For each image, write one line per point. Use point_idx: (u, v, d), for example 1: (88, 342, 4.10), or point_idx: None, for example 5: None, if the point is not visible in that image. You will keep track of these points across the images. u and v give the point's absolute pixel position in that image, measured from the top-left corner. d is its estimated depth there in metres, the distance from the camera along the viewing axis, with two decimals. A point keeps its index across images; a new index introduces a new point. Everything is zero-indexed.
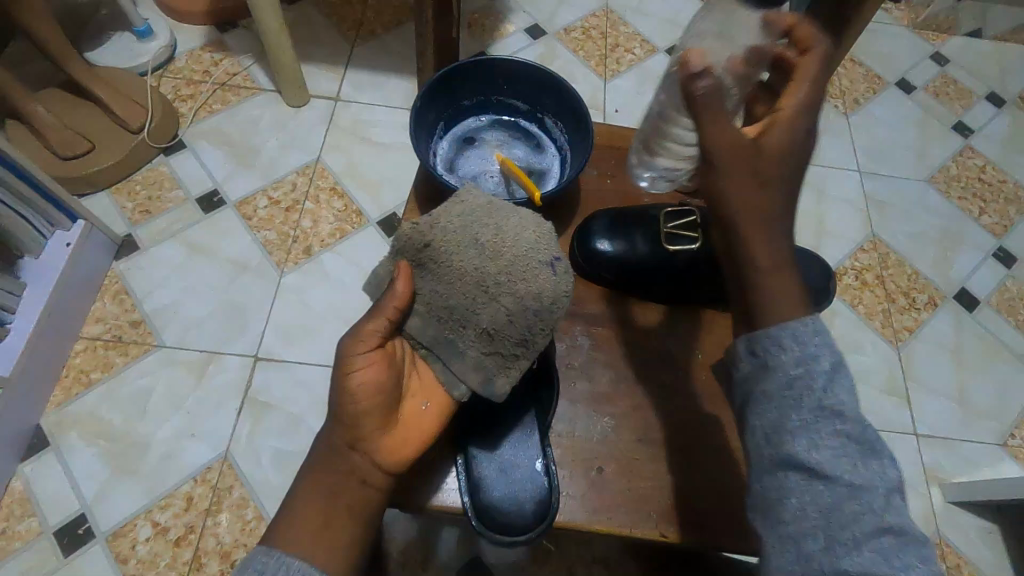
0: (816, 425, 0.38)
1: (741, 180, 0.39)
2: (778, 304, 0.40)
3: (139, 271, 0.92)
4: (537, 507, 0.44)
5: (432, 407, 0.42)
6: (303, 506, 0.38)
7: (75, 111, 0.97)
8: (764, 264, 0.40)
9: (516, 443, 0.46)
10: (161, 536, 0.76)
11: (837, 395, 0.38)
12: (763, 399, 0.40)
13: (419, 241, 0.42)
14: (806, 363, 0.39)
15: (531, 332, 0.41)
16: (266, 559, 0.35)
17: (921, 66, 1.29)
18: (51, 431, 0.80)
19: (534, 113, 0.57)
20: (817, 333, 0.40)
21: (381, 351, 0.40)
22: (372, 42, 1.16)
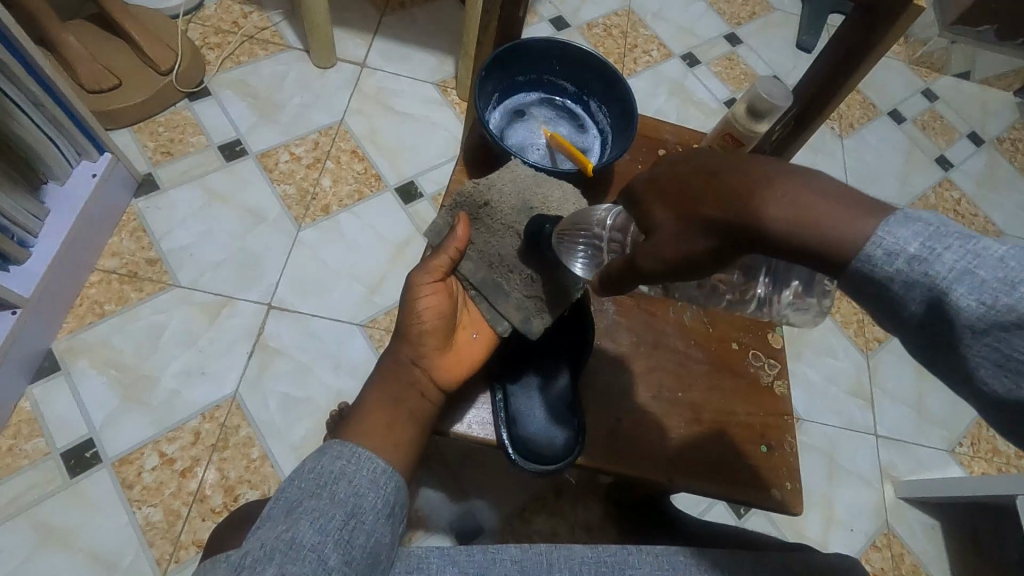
0: (1009, 343, 0.27)
1: (681, 243, 0.34)
2: (853, 238, 0.30)
3: (158, 211, 0.93)
4: (566, 437, 0.50)
5: (479, 338, 0.50)
6: (371, 409, 0.46)
7: (104, 46, 0.98)
8: (801, 229, 0.31)
9: (545, 383, 0.52)
10: (167, 466, 0.79)
11: (1001, 298, 0.27)
12: (931, 353, 0.30)
13: (477, 197, 0.50)
14: (933, 286, 0.28)
15: (570, 281, 0.49)
16: (341, 449, 0.42)
17: (912, 100, 1.37)
18: (63, 356, 0.82)
19: (580, 96, 0.62)
20: (909, 233, 0.29)
21: (443, 284, 0.48)
22: (401, 14, 1.18)
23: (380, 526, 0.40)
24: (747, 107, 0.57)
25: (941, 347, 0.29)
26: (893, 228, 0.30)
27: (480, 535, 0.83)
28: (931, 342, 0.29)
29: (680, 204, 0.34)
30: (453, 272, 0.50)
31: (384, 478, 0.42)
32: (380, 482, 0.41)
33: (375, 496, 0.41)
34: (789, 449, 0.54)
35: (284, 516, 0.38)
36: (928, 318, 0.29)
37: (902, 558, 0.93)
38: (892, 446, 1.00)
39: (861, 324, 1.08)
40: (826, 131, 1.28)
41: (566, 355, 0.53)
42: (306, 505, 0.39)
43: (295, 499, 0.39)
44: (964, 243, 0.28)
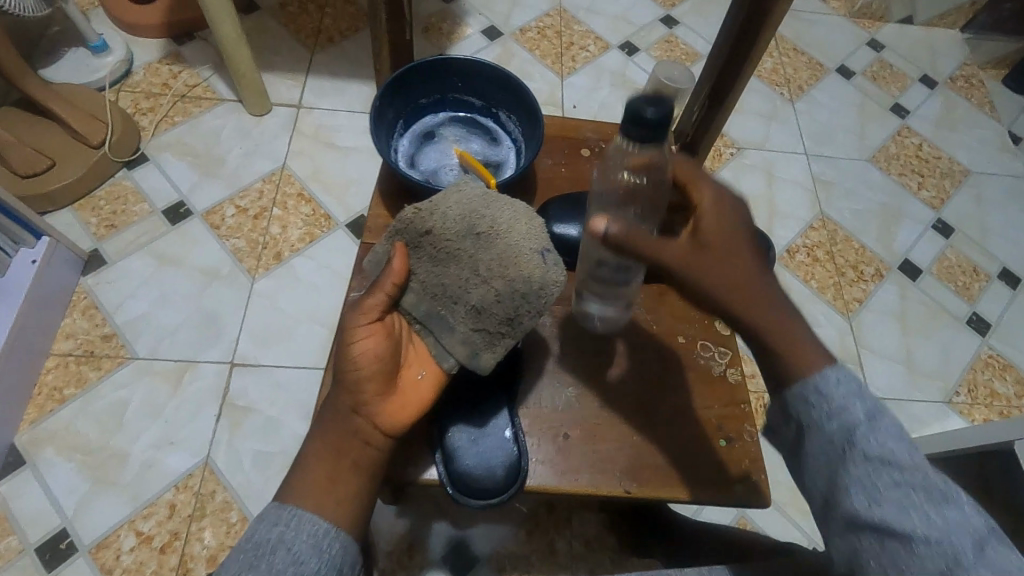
0: (873, 481, 0.36)
1: (710, 273, 0.40)
2: (808, 364, 0.39)
3: (108, 285, 0.92)
4: (508, 472, 0.48)
5: (427, 377, 0.46)
6: (312, 465, 0.43)
7: (34, 129, 0.97)
8: (784, 335, 0.40)
9: (486, 413, 0.50)
10: (146, 544, 0.77)
11: (891, 446, 0.37)
12: (816, 459, 0.39)
13: (417, 223, 0.46)
14: (844, 420, 0.38)
15: (518, 310, 0.45)
16: (280, 513, 0.41)
17: (859, 53, 1.36)
18: (26, 449, 0.80)
19: (489, 109, 0.61)
20: (851, 392, 0.39)
21: (380, 324, 0.44)
22: (331, 49, 1.17)
23: None
24: None
25: (834, 457, 0.38)
26: (844, 378, 0.39)
27: (477, 565, 0.81)
28: (824, 451, 0.38)
29: (734, 255, 0.41)
30: (395, 306, 0.47)
31: (326, 540, 0.40)
32: (324, 546, 0.40)
33: (318, 560, 0.39)
34: (750, 440, 0.52)
35: None
36: (835, 433, 0.38)
37: None
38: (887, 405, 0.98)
39: (837, 287, 1.07)
40: (776, 98, 1.27)
41: (507, 384, 0.51)
42: None
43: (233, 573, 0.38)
44: (883, 415, 0.38)
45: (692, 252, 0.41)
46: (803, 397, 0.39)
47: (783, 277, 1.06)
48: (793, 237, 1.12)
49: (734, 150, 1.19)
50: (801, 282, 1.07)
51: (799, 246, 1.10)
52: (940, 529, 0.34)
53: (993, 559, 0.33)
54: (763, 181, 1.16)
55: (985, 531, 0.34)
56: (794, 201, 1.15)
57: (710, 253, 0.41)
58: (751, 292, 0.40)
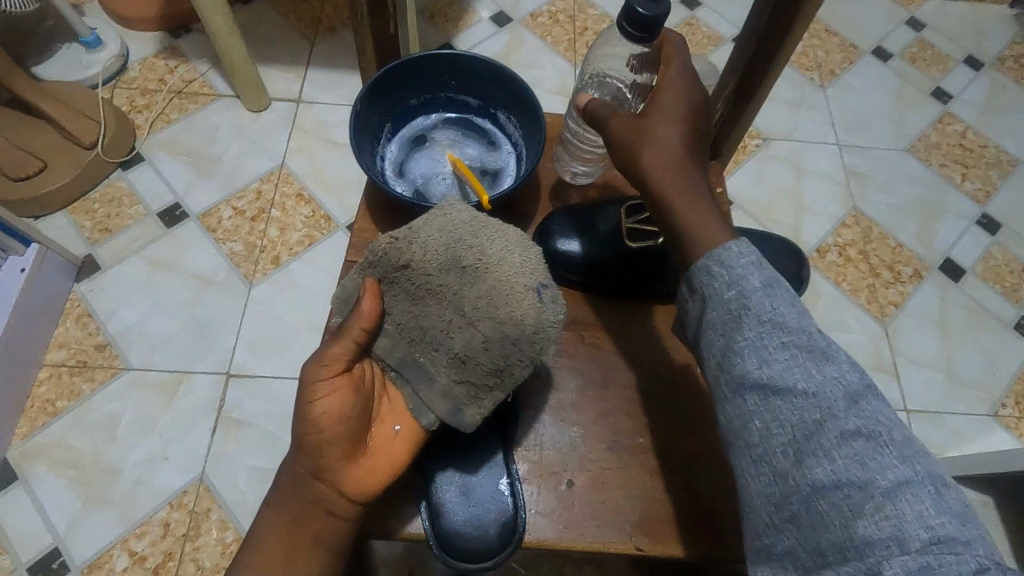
0: (763, 344, 0.37)
1: (644, 142, 0.44)
2: (713, 238, 0.40)
3: (102, 292, 0.89)
4: (500, 531, 0.44)
5: (401, 432, 0.42)
6: (268, 537, 0.41)
7: (23, 130, 0.93)
8: (694, 210, 0.42)
9: (478, 465, 0.46)
10: (139, 564, 0.74)
11: (784, 314, 0.37)
12: (713, 329, 0.39)
13: (391, 256, 0.41)
14: (740, 287, 0.38)
15: (506, 360, 0.41)
16: None
17: (897, 33, 1.26)
18: (18, 464, 0.78)
19: (486, 109, 0.55)
20: (756, 270, 0.39)
21: (345, 376, 0.40)
22: (332, 39, 1.12)
23: None
24: None
25: (733, 323, 0.38)
26: (746, 259, 0.39)
27: None
28: (731, 316, 0.38)
29: (669, 132, 0.44)
30: (367, 352, 0.43)
31: None
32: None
33: None
34: None
35: None
36: (733, 299, 0.38)
37: None
38: (926, 419, 0.91)
39: (871, 290, 0.99)
40: (805, 84, 1.18)
41: (500, 432, 0.47)
42: None
43: None
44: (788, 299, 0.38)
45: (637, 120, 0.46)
46: (698, 255, 0.40)
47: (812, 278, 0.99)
48: (823, 235, 1.04)
49: (759, 142, 1.11)
50: (832, 285, 0.99)
51: (830, 245, 1.03)
52: (816, 379, 0.35)
53: (868, 410, 0.34)
54: (791, 174, 1.08)
55: (865, 391, 0.35)
56: (825, 196, 1.07)
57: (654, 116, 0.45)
58: (678, 168, 0.43)
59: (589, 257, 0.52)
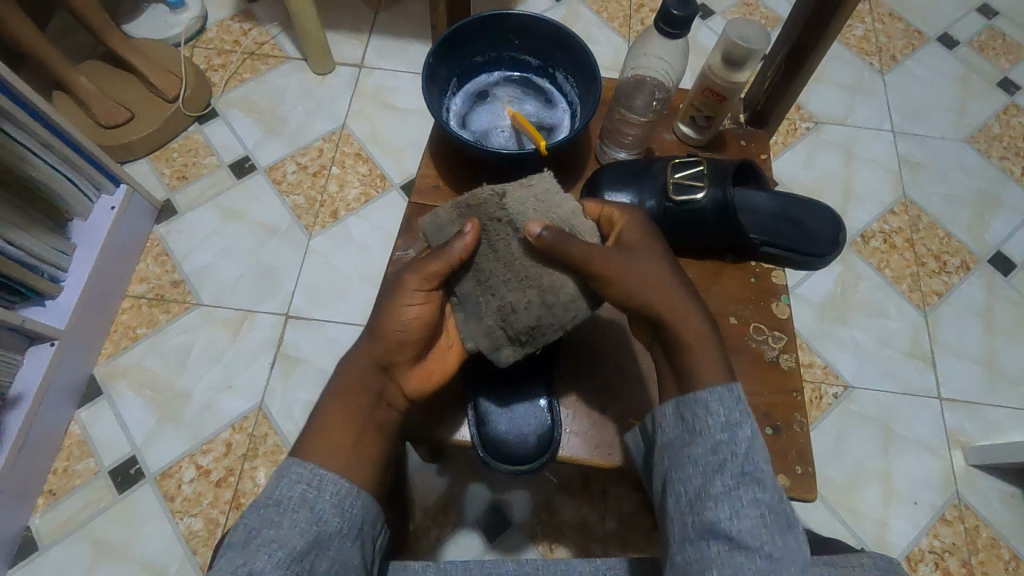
0: (737, 492, 0.39)
1: (627, 279, 0.45)
2: (708, 376, 0.43)
3: (179, 234, 0.97)
4: (538, 441, 0.52)
5: (450, 355, 0.51)
6: (330, 419, 0.44)
7: (114, 81, 1.01)
8: (695, 345, 0.45)
9: (522, 385, 0.54)
10: (204, 477, 0.82)
11: (761, 470, 0.39)
12: (687, 465, 0.41)
13: (495, 207, 0.47)
14: (730, 431, 0.41)
15: (544, 323, 0.47)
16: (302, 470, 0.41)
17: (966, 19, 1.22)
18: (103, 381, 0.87)
19: (545, 70, 0.60)
20: (737, 421, 0.41)
21: (432, 294, 0.47)
22: (395, 8, 1.17)
23: (346, 549, 0.40)
24: (722, 57, 0.54)
25: (715, 468, 0.40)
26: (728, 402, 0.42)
27: (510, 529, 0.82)
28: (716, 465, 0.40)
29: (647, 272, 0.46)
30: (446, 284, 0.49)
31: (350, 498, 0.41)
32: (347, 505, 0.41)
33: (339, 520, 0.40)
34: (799, 430, 0.50)
35: (242, 546, 0.38)
36: (718, 450, 0.40)
37: (978, 532, 0.84)
38: (959, 408, 0.91)
39: (914, 278, 0.99)
40: (864, 68, 1.16)
41: (543, 359, 0.55)
42: (265, 535, 0.38)
43: (254, 527, 0.39)
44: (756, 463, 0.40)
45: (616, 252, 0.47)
46: (701, 398, 0.42)
47: (854, 263, 0.99)
48: (869, 221, 1.03)
49: (811, 125, 1.11)
50: (874, 270, 0.99)
51: (876, 231, 1.02)
52: (745, 454, 0.40)
53: None
54: (841, 159, 1.08)
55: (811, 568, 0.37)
56: (875, 183, 1.06)
57: (636, 250, 0.47)
58: (665, 307, 0.45)
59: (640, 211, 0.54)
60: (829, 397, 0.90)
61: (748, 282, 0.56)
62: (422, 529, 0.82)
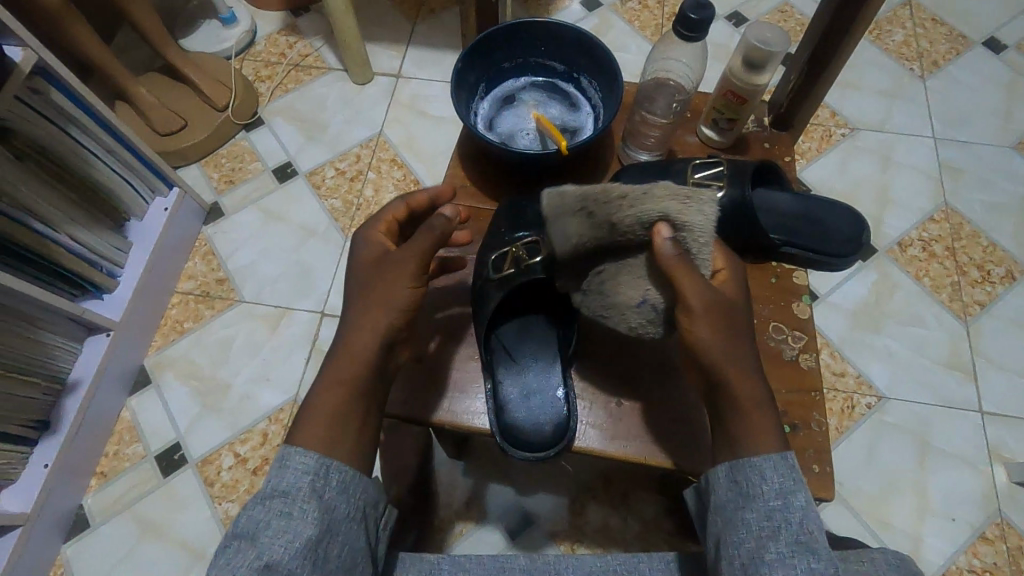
0: (791, 560, 0.38)
1: (714, 327, 0.45)
2: (761, 443, 0.43)
3: (224, 235, 1.03)
4: (554, 431, 0.53)
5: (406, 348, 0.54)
6: (323, 399, 0.46)
7: (171, 92, 1.08)
8: (752, 408, 0.44)
9: (541, 373, 0.56)
10: (241, 465, 0.86)
11: (816, 536, 0.39)
12: (741, 527, 0.40)
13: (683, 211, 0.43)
14: (784, 497, 0.41)
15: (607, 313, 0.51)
16: (306, 459, 0.43)
17: (1015, 23, 1.19)
18: (152, 371, 0.93)
19: (570, 75, 0.62)
20: (796, 491, 0.41)
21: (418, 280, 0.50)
22: (432, 21, 1.21)
23: (352, 533, 0.43)
24: (742, 60, 0.55)
25: (767, 532, 0.40)
26: (786, 472, 0.42)
27: (531, 527, 0.83)
28: (771, 527, 0.40)
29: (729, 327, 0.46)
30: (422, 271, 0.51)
31: (354, 484, 0.44)
32: (351, 491, 0.43)
33: (345, 505, 0.43)
34: (817, 429, 0.51)
35: (254, 536, 0.39)
36: (774, 512, 0.40)
37: (1021, 552, 0.80)
38: (1003, 422, 0.87)
39: (955, 287, 0.96)
40: (904, 74, 1.14)
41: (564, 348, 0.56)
42: (274, 524, 0.40)
43: (259, 520, 0.40)
44: (819, 533, 0.39)
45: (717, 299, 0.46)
46: (756, 463, 0.42)
47: (890, 270, 0.97)
48: (908, 228, 1.01)
49: (847, 131, 1.09)
50: (911, 279, 0.97)
51: (914, 239, 1.00)
52: (801, 523, 0.39)
53: None
54: (878, 166, 1.06)
55: None
56: (914, 190, 1.04)
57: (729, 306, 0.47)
58: (727, 367, 0.45)
59: None
60: (861, 407, 0.88)
61: (768, 282, 0.57)
62: (447, 523, 0.83)
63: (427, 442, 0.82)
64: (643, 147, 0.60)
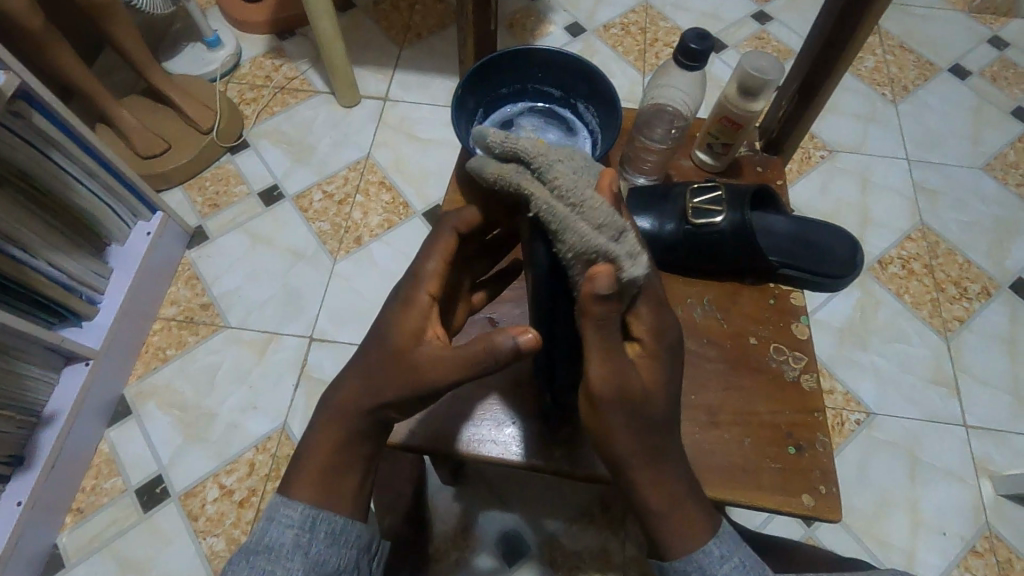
0: None
1: (624, 413, 0.40)
2: (683, 542, 0.41)
3: (209, 259, 1.01)
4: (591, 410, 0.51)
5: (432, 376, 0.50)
6: (315, 449, 0.43)
7: (154, 115, 1.07)
8: (671, 505, 0.41)
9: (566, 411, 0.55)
10: (227, 497, 0.83)
11: None
12: None
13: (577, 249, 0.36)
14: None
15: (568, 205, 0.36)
16: (291, 514, 0.42)
17: (977, 51, 1.24)
18: (133, 400, 0.90)
19: (567, 100, 0.63)
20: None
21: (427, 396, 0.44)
22: (419, 45, 1.22)
23: None
24: (738, 87, 0.57)
25: None
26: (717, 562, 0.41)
27: (527, 554, 0.82)
28: None
29: (637, 407, 0.40)
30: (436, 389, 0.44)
31: (344, 534, 0.43)
32: (342, 541, 0.43)
33: (336, 556, 0.43)
34: (821, 450, 0.51)
35: None
36: None
37: (1010, 565, 0.82)
38: (986, 436, 0.89)
39: (935, 304, 0.98)
40: (877, 99, 1.18)
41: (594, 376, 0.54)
42: None
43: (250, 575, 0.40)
44: None
45: (623, 371, 0.39)
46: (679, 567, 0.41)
47: (872, 288, 0.99)
48: (887, 247, 1.04)
49: (825, 153, 1.12)
50: (893, 296, 0.99)
51: (893, 257, 1.03)
52: None
53: None
54: (856, 187, 1.09)
55: None
56: (891, 210, 1.07)
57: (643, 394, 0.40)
58: (642, 453, 0.41)
59: (661, 234, 0.56)
60: (851, 424, 0.89)
61: (767, 302, 0.57)
62: (442, 550, 0.81)
63: (421, 468, 0.81)
64: (641, 170, 0.61)
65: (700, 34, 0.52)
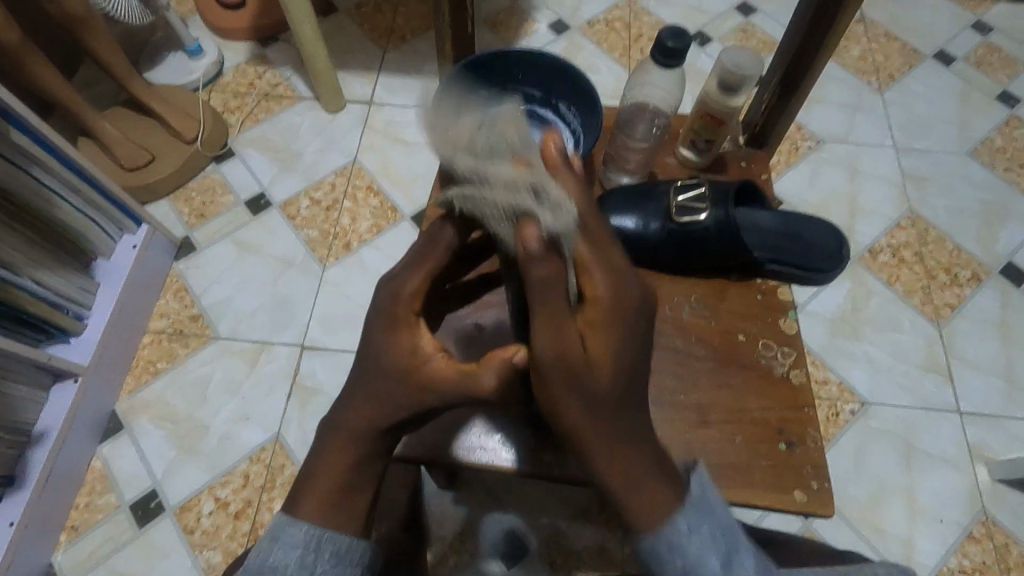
0: None
1: (567, 390, 0.37)
2: (646, 517, 0.40)
3: (197, 270, 1.00)
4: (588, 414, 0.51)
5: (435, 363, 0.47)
6: (321, 473, 0.42)
7: (137, 127, 1.06)
8: (625, 485, 0.39)
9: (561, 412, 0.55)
10: (222, 509, 0.83)
11: None
12: None
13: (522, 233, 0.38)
14: None
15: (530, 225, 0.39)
16: (296, 534, 0.42)
17: (962, 36, 1.24)
18: (124, 415, 0.89)
19: (549, 101, 0.63)
20: None
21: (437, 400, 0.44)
22: (403, 47, 1.21)
23: None
24: (718, 84, 0.57)
25: None
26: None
27: (526, 557, 0.81)
28: None
29: (575, 382, 0.37)
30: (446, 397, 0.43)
31: (349, 554, 0.43)
32: (346, 561, 0.43)
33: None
34: (813, 445, 0.51)
35: None
36: None
37: (1007, 550, 0.82)
38: (981, 422, 0.89)
39: (926, 291, 0.98)
40: (863, 87, 1.18)
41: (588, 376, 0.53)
42: None
43: None
44: None
45: (563, 334, 0.37)
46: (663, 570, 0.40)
47: (864, 278, 0.99)
48: (877, 236, 1.04)
49: (813, 143, 1.12)
50: (884, 285, 0.99)
51: (884, 246, 1.03)
52: None
53: None
54: (845, 177, 1.09)
55: None
56: (879, 198, 1.07)
57: (577, 395, 0.37)
58: (587, 424, 0.38)
59: (646, 233, 0.55)
60: (845, 414, 0.89)
61: (754, 299, 0.57)
62: (440, 556, 0.81)
63: (416, 473, 0.80)
64: (626, 170, 0.61)
65: (677, 32, 0.53)
